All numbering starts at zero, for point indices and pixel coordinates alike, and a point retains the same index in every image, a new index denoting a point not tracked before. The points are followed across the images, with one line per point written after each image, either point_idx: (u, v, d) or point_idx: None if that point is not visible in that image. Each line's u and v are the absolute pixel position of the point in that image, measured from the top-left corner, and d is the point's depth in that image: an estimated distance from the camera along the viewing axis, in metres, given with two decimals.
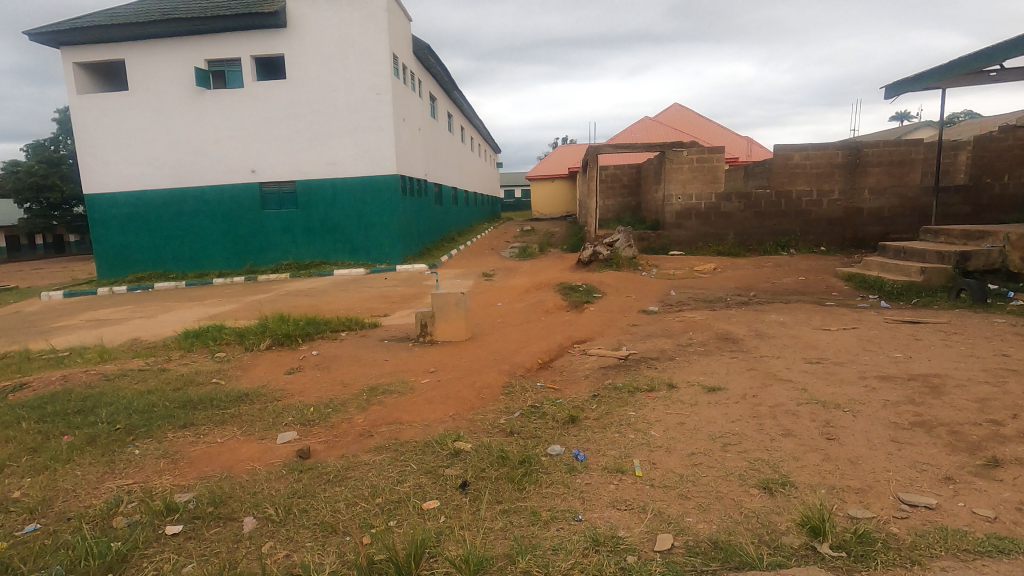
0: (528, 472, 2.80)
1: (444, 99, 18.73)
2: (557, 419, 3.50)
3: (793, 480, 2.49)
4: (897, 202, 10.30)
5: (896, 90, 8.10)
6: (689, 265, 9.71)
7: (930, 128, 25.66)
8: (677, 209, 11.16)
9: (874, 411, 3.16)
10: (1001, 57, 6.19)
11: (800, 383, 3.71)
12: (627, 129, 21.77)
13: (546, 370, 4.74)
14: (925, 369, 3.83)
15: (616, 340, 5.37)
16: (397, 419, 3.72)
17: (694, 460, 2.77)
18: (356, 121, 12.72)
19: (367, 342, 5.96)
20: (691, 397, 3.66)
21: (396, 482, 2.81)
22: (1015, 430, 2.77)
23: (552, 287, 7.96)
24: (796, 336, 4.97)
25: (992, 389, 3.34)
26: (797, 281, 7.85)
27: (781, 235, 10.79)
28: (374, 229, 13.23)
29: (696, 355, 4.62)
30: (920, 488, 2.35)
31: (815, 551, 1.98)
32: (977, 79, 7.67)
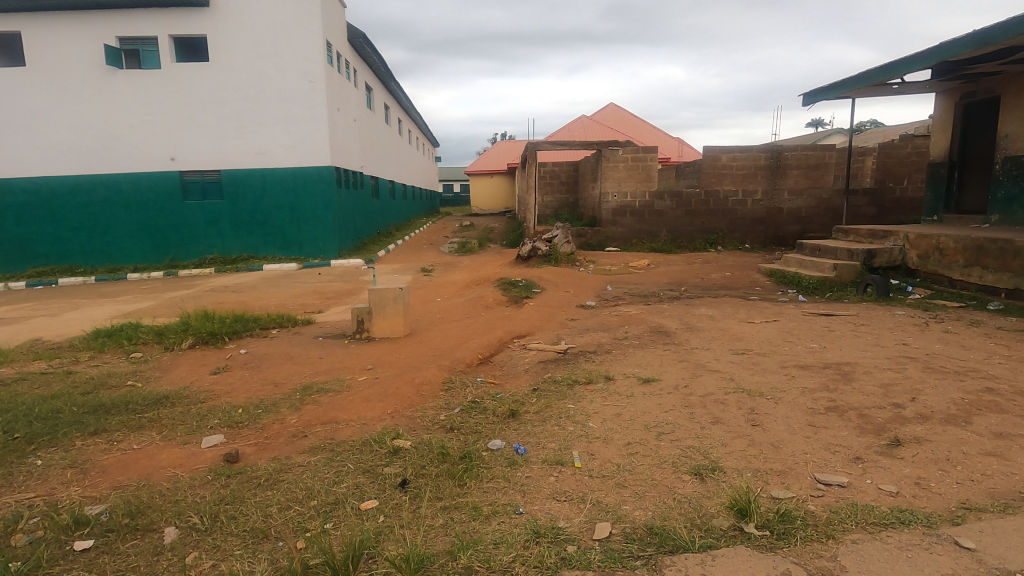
0: (469, 467, 2.78)
1: (381, 89, 18.23)
2: (497, 413, 3.50)
3: (722, 465, 2.62)
4: (813, 203, 11.03)
5: (812, 97, 8.64)
6: (625, 261, 9.99)
7: (842, 136, 27.61)
8: (613, 207, 11.46)
9: (793, 397, 3.39)
10: (904, 71, 6.71)
11: (727, 373, 3.92)
12: (564, 127, 22.12)
13: (486, 365, 4.73)
14: (838, 358, 4.13)
15: (555, 335, 5.45)
16: (332, 418, 3.60)
17: (630, 449, 2.86)
18: (288, 109, 12.17)
19: (300, 339, 5.73)
20: (628, 388, 3.76)
21: (333, 483, 2.72)
22: (913, 412, 3.04)
23: (492, 282, 7.97)
24: (724, 328, 5.23)
25: (895, 375, 3.64)
26: (724, 276, 8.26)
27: (709, 233, 11.32)
28: (307, 223, 12.73)
29: (631, 348, 4.77)
30: (834, 468, 2.53)
31: (741, 531, 2.09)
32: (883, 91, 8.32)
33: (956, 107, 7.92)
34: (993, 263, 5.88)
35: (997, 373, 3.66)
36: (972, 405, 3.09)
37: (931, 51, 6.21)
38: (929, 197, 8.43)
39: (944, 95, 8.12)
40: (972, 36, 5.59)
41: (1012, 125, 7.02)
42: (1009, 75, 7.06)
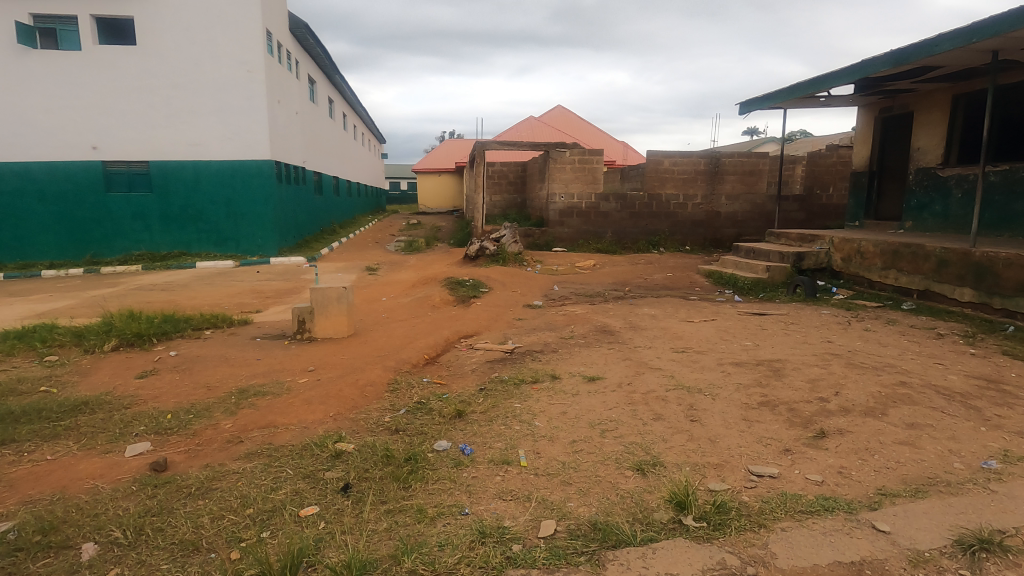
0: (414, 469, 2.74)
1: (324, 82, 17.70)
2: (444, 414, 3.47)
3: (663, 461, 2.70)
4: (748, 208, 11.57)
5: (748, 106, 9.05)
6: (571, 262, 10.13)
7: (774, 144, 29.10)
8: (560, 207, 11.63)
9: (729, 393, 3.54)
10: (829, 84, 7.14)
11: (668, 371, 4.05)
12: (512, 127, 22.24)
13: (433, 365, 4.68)
14: (770, 355, 4.34)
15: (501, 335, 5.45)
16: (270, 422, 3.46)
17: (575, 447, 2.90)
18: (223, 99, 11.59)
19: (236, 341, 5.47)
20: (573, 387, 3.82)
21: (270, 490, 2.61)
22: (837, 406, 3.24)
23: (439, 282, 7.90)
24: (665, 327, 5.40)
25: (821, 371, 3.87)
26: (666, 277, 8.52)
27: (652, 235, 11.66)
28: (244, 218, 12.20)
29: (577, 347, 4.84)
30: (766, 460, 2.66)
31: (680, 523, 2.16)
32: (811, 103, 8.81)
33: (875, 121, 8.50)
34: (907, 266, 6.35)
35: (910, 368, 3.95)
36: (888, 398, 3.33)
37: (854, 67, 6.64)
38: (850, 204, 9.02)
39: (864, 109, 8.70)
40: (889, 54, 6.02)
41: (923, 139, 7.60)
42: (922, 92, 7.64)
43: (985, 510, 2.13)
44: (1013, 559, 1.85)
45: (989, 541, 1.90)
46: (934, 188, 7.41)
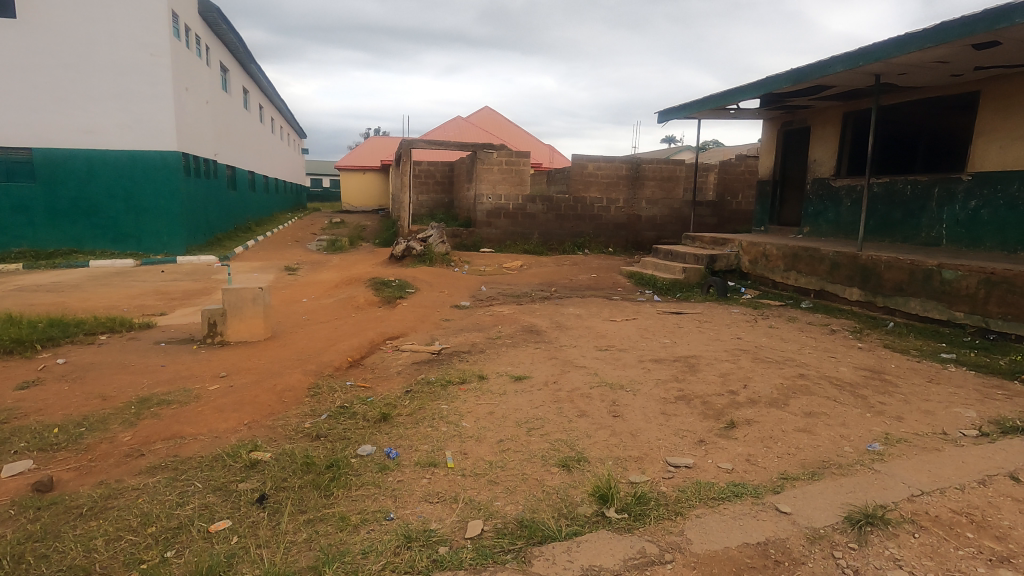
0: (336, 476, 2.64)
1: (238, 71, 16.67)
2: (368, 418, 3.38)
3: (587, 456, 2.77)
4: (666, 212, 12.13)
5: (667, 115, 9.48)
6: (498, 262, 10.20)
7: (689, 152, 30.84)
8: (487, 208, 11.68)
9: (648, 389, 3.69)
10: (738, 98, 7.64)
11: (592, 369, 4.16)
12: (440, 126, 22.04)
13: (356, 368, 4.54)
14: (686, 351, 4.57)
15: (428, 336, 5.38)
16: (176, 433, 3.21)
17: (502, 446, 2.91)
18: (122, 84, 10.62)
19: (137, 346, 5.04)
20: (500, 386, 3.84)
21: (176, 506, 2.42)
22: (745, 398, 3.47)
23: (363, 282, 7.68)
24: (589, 327, 5.55)
25: (731, 365, 4.13)
26: (590, 278, 8.77)
27: (577, 236, 11.96)
28: (147, 213, 11.28)
29: (504, 347, 4.87)
30: (682, 451, 2.80)
31: (604, 516, 2.23)
32: (723, 115, 9.36)
33: (778, 134, 9.18)
34: (805, 268, 6.91)
35: (808, 361, 4.30)
36: (789, 389, 3.61)
37: (759, 82, 7.13)
38: (757, 210, 9.69)
39: (768, 122, 9.39)
40: (790, 72, 6.52)
41: (819, 151, 8.30)
42: (817, 109, 8.34)
43: (870, 488, 2.35)
44: (894, 530, 2.05)
45: (874, 516, 2.10)
46: (828, 197, 8.11)
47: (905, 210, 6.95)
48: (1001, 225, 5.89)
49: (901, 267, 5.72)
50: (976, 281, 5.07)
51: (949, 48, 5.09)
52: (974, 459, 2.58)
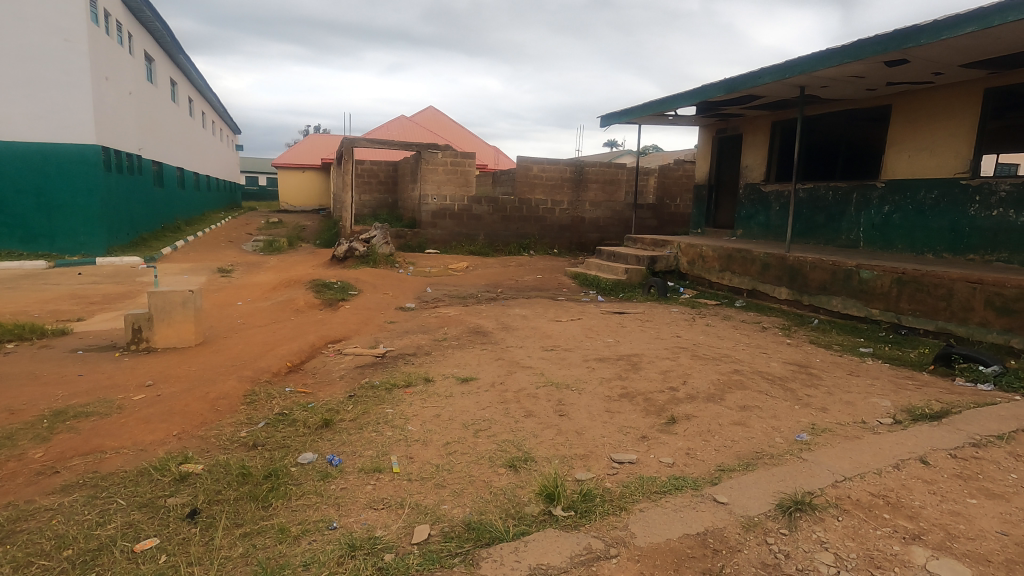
0: (275, 486, 2.54)
1: (165, 61, 15.72)
2: (308, 424, 3.26)
3: (534, 456, 2.78)
4: (609, 214, 12.42)
5: (609, 119, 9.69)
6: (444, 263, 10.12)
7: (630, 156, 31.76)
8: (432, 209, 11.58)
9: (593, 387, 3.76)
10: (676, 105, 7.93)
11: (538, 369, 4.20)
12: (383, 125, 21.65)
13: (296, 373, 4.37)
14: (628, 350, 4.69)
15: (372, 339, 5.26)
16: (96, 447, 2.99)
17: (448, 448, 2.89)
18: (31, 70, 9.78)
19: (50, 354, 4.65)
20: (446, 388, 3.81)
21: (96, 525, 2.25)
22: (685, 394, 3.60)
23: (303, 284, 7.43)
24: (535, 327, 5.60)
25: (671, 363, 4.28)
26: (536, 279, 8.84)
27: (523, 238, 12.04)
28: (62, 210, 10.47)
29: (450, 349, 4.83)
30: (626, 447, 2.87)
31: (550, 514, 2.25)
32: (662, 121, 9.68)
33: (713, 140, 9.59)
34: (738, 268, 7.25)
35: (741, 357, 4.51)
36: (725, 384, 3.77)
37: (695, 90, 7.44)
38: (694, 213, 10.07)
39: (703, 129, 9.80)
40: (724, 82, 6.83)
41: (750, 158, 8.74)
42: (748, 117, 8.77)
43: (799, 476, 2.49)
44: (820, 514, 2.18)
45: (802, 502, 2.23)
46: (758, 202, 8.54)
47: (827, 214, 7.42)
48: (911, 229, 6.40)
49: (824, 267, 6.11)
50: (889, 280, 5.48)
51: (864, 64, 5.49)
52: (890, 444, 2.78)
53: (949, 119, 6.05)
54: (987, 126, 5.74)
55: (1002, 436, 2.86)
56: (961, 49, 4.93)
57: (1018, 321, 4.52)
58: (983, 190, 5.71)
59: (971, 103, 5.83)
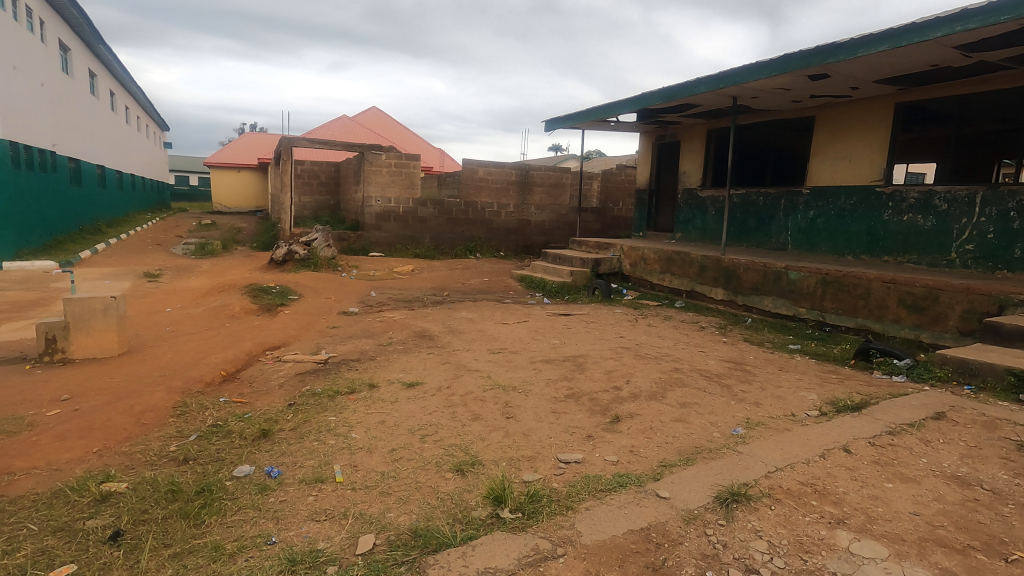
0: (209, 502, 2.41)
1: (82, 51, 14.65)
2: (245, 436, 3.11)
3: (481, 459, 2.77)
4: (554, 217, 12.58)
5: (553, 124, 9.82)
6: (388, 267, 9.94)
7: (573, 160, 32.36)
8: (376, 211, 11.36)
9: (539, 389, 3.79)
10: (617, 111, 8.13)
11: (484, 371, 4.19)
12: (324, 125, 21.08)
13: (231, 382, 4.17)
14: (573, 351, 4.76)
15: (314, 344, 5.10)
16: (2, 469, 2.73)
17: (394, 455, 2.83)
18: None
19: None
20: (391, 394, 3.73)
21: (2, 555, 2.06)
22: (628, 392, 3.69)
23: (239, 289, 7.10)
24: (482, 330, 5.59)
25: (614, 362, 4.38)
26: (482, 282, 8.83)
27: (469, 241, 12.01)
28: None
29: (396, 353, 4.75)
30: (572, 447, 2.91)
31: (498, 517, 2.24)
32: (604, 126, 9.89)
33: (654, 146, 9.89)
34: (678, 270, 7.51)
35: (681, 356, 4.67)
36: (666, 383, 3.89)
37: (635, 98, 7.67)
38: (636, 217, 10.35)
39: (643, 135, 10.10)
40: (662, 90, 7.08)
41: (688, 164, 9.08)
42: (685, 125, 9.12)
43: (734, 468, 2.60)
44: (754, 504, 2.29)
45: (738, 494, 2.33)
46: (696, 206, 8.89)
47: (759, 218, 7.80)
48: (833, 233, 6.83)
49: (756, 269, 6.42)
50: (815, 281, 5.83)
51: (790, 77, 5.83)
52: (815, 435, 2.96)
53: (865, 130, 6.51)
54: (898, 137, 6.21)
55: (914, 424, 3.10)
56: (875, 66, 5.32)
57: (926, 317, 4.92)
58: (895, 196, 6.18)
59: (885, 116, 6.30)
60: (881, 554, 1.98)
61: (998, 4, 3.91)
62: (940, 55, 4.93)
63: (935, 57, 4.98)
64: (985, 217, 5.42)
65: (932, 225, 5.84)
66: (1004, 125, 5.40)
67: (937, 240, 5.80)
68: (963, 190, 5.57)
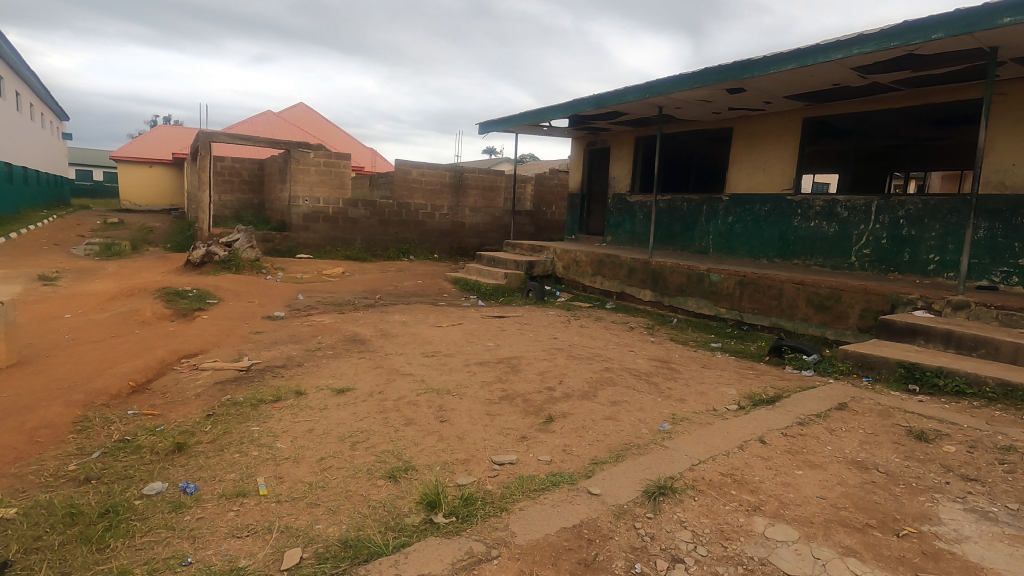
0: (115, 524, 2.22)
1: None
2: (157, 451, 2.89)
3: (414, 464, 2.73)
4: (489, 220, 12.59)
5: (487, 127, 9.85)
6: (317, 269, 9.57)
7: (507, 162, 32.66)
8: (304, 211, 10.93)
9: (474, 391, 3.78)
10: (550, 116, 8.26)
11: (418, 375, 4.13)
12: (246, 119, 20.09)
13: (142, 394, 3.87)
14: (508, 353, 4.79)
15: (235, 351, 4.83)
16: None
17: (323, 464, 2.73)
18: None
19: None
20: (320, 401, 3.60)
21: None
22: (561, 393, 3.76)
23: (150, 293, 6.60)
24: (415, 333, 5.50)
25: (548, 363, 4.45)
26: (416, 284, 8.70)
27: (402, 242, 11.79)
28: None
29: (325, 359, 4.59)
30: (506, 449, 2.92)
31: (432, 522, 2.21)
32: (537, 131, 10.04)
33: (585, 152, 10.14)
34: (609, 272, 7.74)
35: (612, 356, 4.81)
36: (598, 382, 4.00)
37: (567, 104, 7.83)
38: (568, 220, 10.57)
39: (574, 141, 10.34)
40: (593, 97, 7.27)
41: (617, 170, 9.38)
42: (615, 132, 9.42)
43: (661, 463, 2.70)
44: (679, 496, 2.39)
45: (665, 487, 2.42)
46: (625, 211, 9.20)
47: (683, 222, 8.18)
48: (749, 237, 7.28)
49: (681, 271, 6.74)
50: (733, 282, 6.19)
51: (711, 90, 6.16)
52: (734, 428, 3.14)
53: (777, 142, 6.98)
54: (806, 150, 6.72)
55: (820, 414, 3.35)
56: (785, 82, 5.72)
57: (831, 315, 5.34)
58: (803, 204, 6.68)
59: (794, 130, 6.79)
60: (792, 536, 2.12)
61: (889, 31, 4.32)
62: (840, 75, 5.37)
63: (837, 76, 5.42)
64: (880, 224, 5.97)
65: (835, 231, 6.35)
66: (895, 140, 5.96)
67: (839, 244, 6.32)
68: (861, 199, 6.10)
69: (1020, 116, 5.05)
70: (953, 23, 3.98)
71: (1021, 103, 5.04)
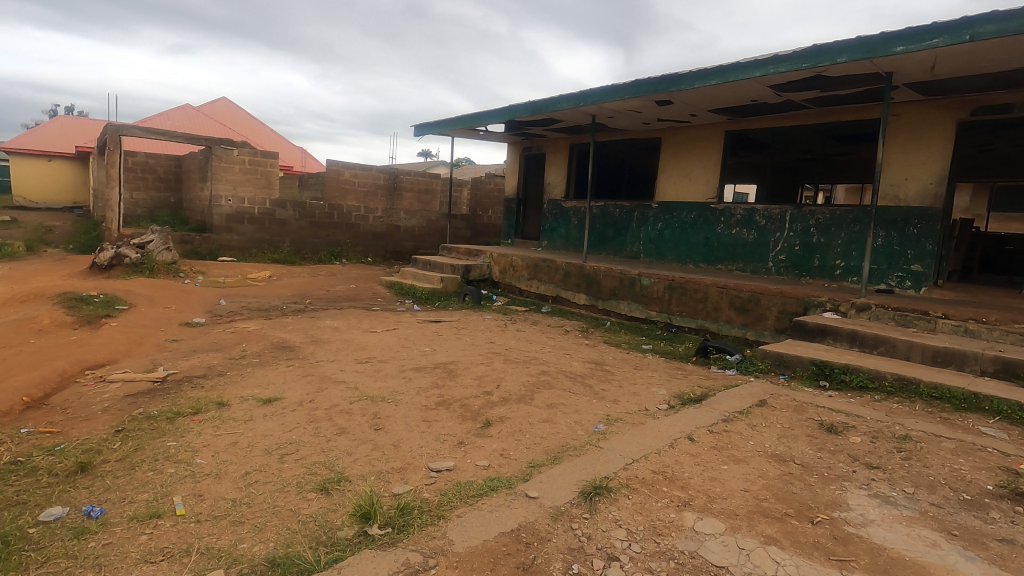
0: (3, 557, 2.00)
1: None
2: (56, 473, 2.63)
3: (348, 475, 2.63)
4: (424, 223, 12.42)
5: (423, 129, 9.73)
6: (242, 272, 9.09)
7: (444, 165, 32.39)
8: (227, 211, 10.33)
9: (409, 397, 3.71)
10: (486, 120, 8.26)
11: (351, 382, 3.99)
12: (162, 113, 18.82)
13: (38, 410, 3.51)
14: (444, 358, 4.73)
15: (148, 361, 4.48)
16: None
17: (248, 479, 2.58)
18: None
19: None
20: (245, 412, 3.40)
21: None
22: (498, 397, 3.75)
23: (49, 298, 6.01)
24: (348, 339, 5.33)
25: (485, 368, 4.43)
26: (348, 288, 8.43)
27: (334, 245, 11.41)
28: None
29: (250, 368, 4.35)
30: (443, 455, 2.88)
31: (366, 535, 2.14)
32: (473, 135, 10.02)
33: (520, 157, 10.24)
34: (544, 276, 7.83)
35: (548, 359, 4.86)
36: (535, 385, 4.03)
37: (503, 109, 7.87)
38: (505, 225, 10.62)
39: (510, 146, 10.40)
40: (529, 104, 7.35)
41: (553, 175, 9.54)
42: (550, 138, 9.57)
43: (597, 463, 2.76)
44: (614, 495, 2.45)
45: (601, 488, 2.47)
46: (559, 216, 9.35)
47: (616, 228, 8.42)
48: (676, 243, 7.61)
49: (614, 275, 6.93)
50: (663, 286, 6.43)
51: (641, 101, 6.38)
52: (665, 426, 3.25)
53: (703, 153, 7.35)
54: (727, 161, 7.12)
55: (743, 411, 3.54)
56: (709, 97, 6.02)
57: (751, 317, 5.67)
58: (725, 212, 7.05)
59: (717, 142, 7.17)
60: (719, 529, 2.22)
61: (800, 53, 4.65)
62: (758, 92, 5.73)
63: (755, 93, 5.78)
64: (793, 232, 6.40)
65: (754, 238, 6.75)
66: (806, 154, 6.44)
67: (758, 250, 6.72)
68: (776, 209, 6.52)
69: (911, 135, 5.58)
70: (855, 48, 4.35)
71: (912, 124, 5.58)
